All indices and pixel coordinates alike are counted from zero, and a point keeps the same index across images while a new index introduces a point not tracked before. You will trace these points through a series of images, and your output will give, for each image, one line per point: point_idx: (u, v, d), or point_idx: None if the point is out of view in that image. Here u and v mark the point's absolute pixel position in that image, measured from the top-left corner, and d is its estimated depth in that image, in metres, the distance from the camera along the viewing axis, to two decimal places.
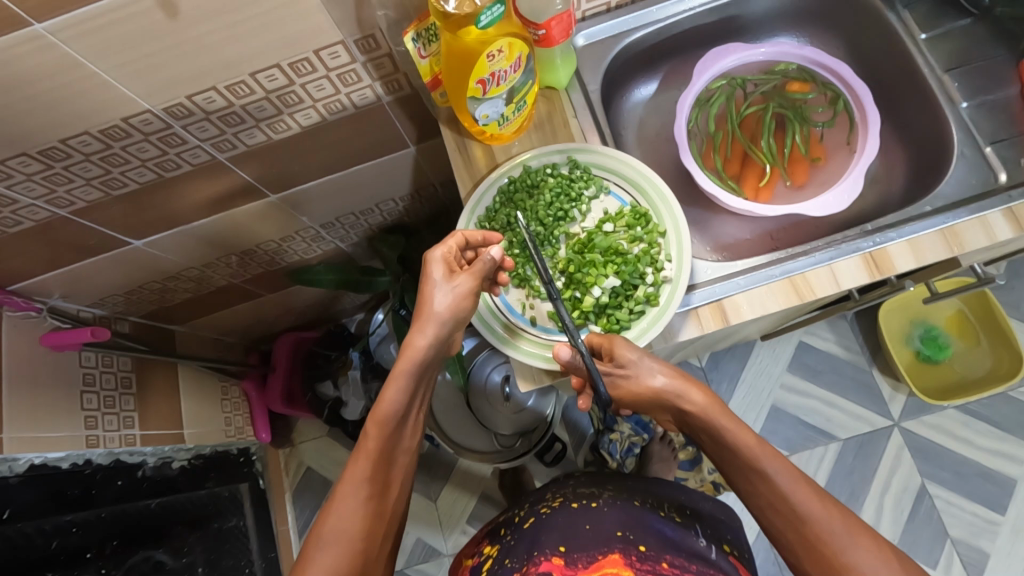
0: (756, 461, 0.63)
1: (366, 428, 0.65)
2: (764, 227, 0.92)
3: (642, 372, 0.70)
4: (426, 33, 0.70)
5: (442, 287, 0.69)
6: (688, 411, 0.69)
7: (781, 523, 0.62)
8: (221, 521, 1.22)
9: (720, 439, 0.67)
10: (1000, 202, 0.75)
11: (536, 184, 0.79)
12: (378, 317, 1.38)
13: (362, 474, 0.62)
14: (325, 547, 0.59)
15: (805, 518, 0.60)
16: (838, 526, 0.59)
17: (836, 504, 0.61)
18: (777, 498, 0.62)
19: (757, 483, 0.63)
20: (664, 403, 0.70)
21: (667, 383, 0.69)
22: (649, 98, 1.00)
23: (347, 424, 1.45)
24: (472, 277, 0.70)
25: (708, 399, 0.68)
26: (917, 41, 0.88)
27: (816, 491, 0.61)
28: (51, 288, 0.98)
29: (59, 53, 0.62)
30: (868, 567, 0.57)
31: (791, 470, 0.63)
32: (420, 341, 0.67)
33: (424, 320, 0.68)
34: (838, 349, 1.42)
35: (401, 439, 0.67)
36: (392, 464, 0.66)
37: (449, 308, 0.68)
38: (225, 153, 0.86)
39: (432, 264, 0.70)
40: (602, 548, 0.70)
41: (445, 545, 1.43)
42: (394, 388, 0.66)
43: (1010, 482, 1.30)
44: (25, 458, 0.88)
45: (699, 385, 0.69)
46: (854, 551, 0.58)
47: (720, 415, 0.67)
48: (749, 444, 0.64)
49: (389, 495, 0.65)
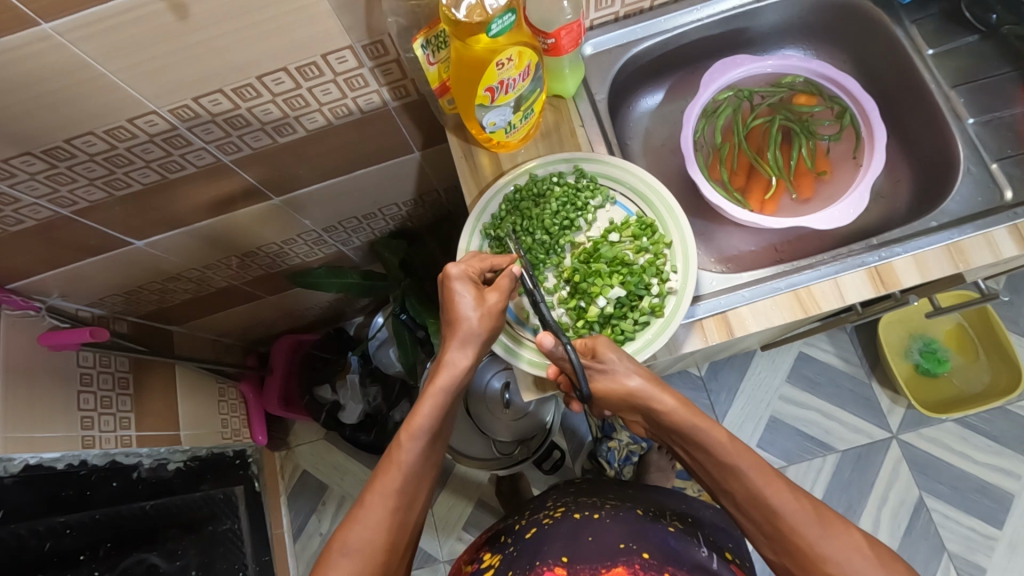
0: (727, 459, 0.63)
1: (400, 438, 0.66)
2: (768, 240, 0.92)
3: (617, 371, 0.69)
4: (436, 41, 0.70)
5: (472, 306, 0.69)
6: (659, 413, 0.68)
7: (758, 518, 0.62)
8: (215, 523, 1.22)
9: (692, 440, 0.66)
10: (1005, 219, 0.75)
11: (542, 193, 0.78)
12: (377, 320, 1.38)
13: (392, 485, 0.63)
14: (350, 554, 0.60)
15: (779, 513, 0.60)
16: (811, 518, 0.59)
17: (809, 497, 0.61)
18: (752, 495, 0.62)
19: (732, 481, 0.63)
20: (636, 404, 0.69)
21: (642, 385, 0.68)
22: (654, 108, 1.00)
23: (343, 428, 1.42)
24: (502, 296, 0.70)
25: (678, 401, 0.67)
26: (924, 56, 0.88)
27: (788, 484, 0.62)
28: (51, 287, 0.97)
29: (66, 53, 0.62)
30: (841, 556, 0.57)
31: (763, 466, 0.63)
32: (460, 360, 0.69)
33: (460, 338, 0.69)
34: (837, 360, 1.42)
35: (433, 454, 0.68)
36: (422, 478, 0.66)
37: (483, 329, 0.69)
38: (230, 155, 0.85)
39: (454, 282, 0.69)
40: (607, 561, 0.70)
41: (440, 551, 1.42)
42: (431, 403, 0.67)
43: (1007, 497, 1.30)
44: (20, 458, 0.87)
45: (668, 389, 0.68)
46: (827, 542, 0.58)
47: (690, 416, 0.66)
48: (721, 442, 0.64)
49: (415, 508, 0.65)
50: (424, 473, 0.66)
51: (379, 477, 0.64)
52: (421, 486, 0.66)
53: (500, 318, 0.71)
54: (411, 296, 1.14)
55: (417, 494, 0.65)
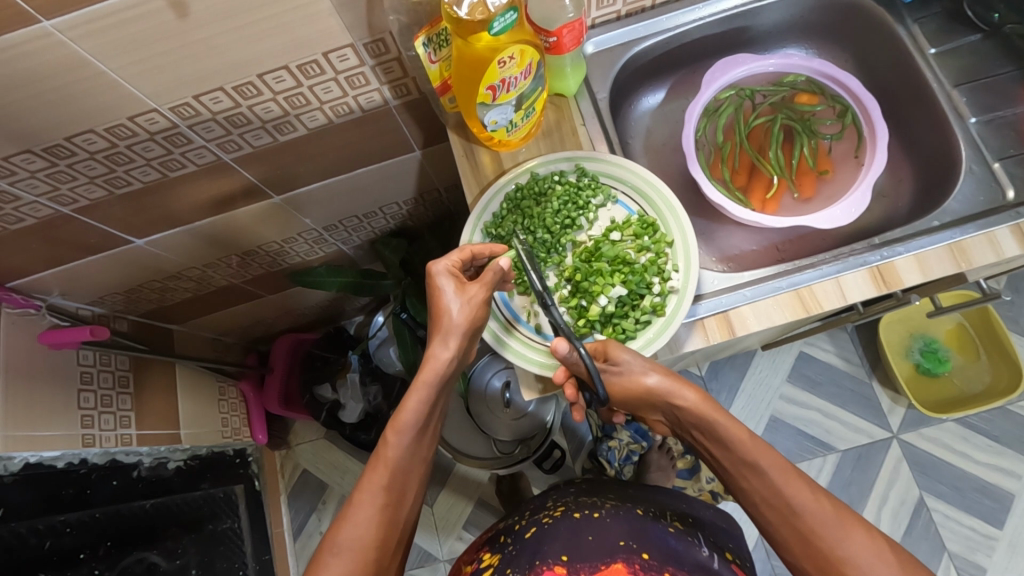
0: (748, 456, 0.63)
1: (386, 436, 0.65)
2: (770, 239, 0.92)
3: (632, 369, 0.69)
4: (437, 38, 0.70)
5: (454, 299, 0.69)
6: (681, 408, 0.68)
7: (775, 518, 0.62)
8: (215, 522, 1.22)
9: (713, 436, 0.66)
10: (1008, 218, 0.75)
11: (543, 192, 0.78)
12: (377, 320, 1.39)
13: (379, 481, 0.63)
14: (338, 552, 0.59)
15: (799, 512, 0.60)
16: (831, 518, 0.59)
17: (829, 497, 0.61)
18: (771, 493, 0.62)
19: (751, 479, 0.63)
20: (656, 401, 0.69)
21: (660, 382, 0.68)
22: (656, 107, 1.00)
23: (343, 427, 1.42)
24: (484, 287, 0.70)
25: (700, 397, 0.67)
26: (926, 55, 0.88)
27: (808, 483, 0.61)
28: (51, 285, 0.97)
29: (67, 51, 0.62)
30: (862, 558, 0.57)
31: (784, 465, 0.62)
32: (442, 353, 0.68)
33: (442, 331, 0.68)
34: (838, 360, 1.42)
35: (421, 449, 0.67)
36: (410, 474, 0.66)
37: (464, 320, 0.69)
38: (230, 153, 0.85)
39: (438, 277, 0.70)
40: (606, 558, 0.70)
41: (440, 550, 1.42)
42: (415, 398, 0.67)
43: (1008, 497, 1.30)
44: (20, 457, 0.87)
45: (690, 384, 0.69)
46: (848, 543, 0.58)
47: (713, 411, 0.66)
48: (741, 439, 0.64)
49: (404, 504, 0.65)
50: (412, 469, 0.66)
51: (368, 475, 0.64)
52: (410, 482, 0.66)
53: (484, 310, 0.71)
54: (412, 295, 1.15)
55: (406, 490, 0.65)
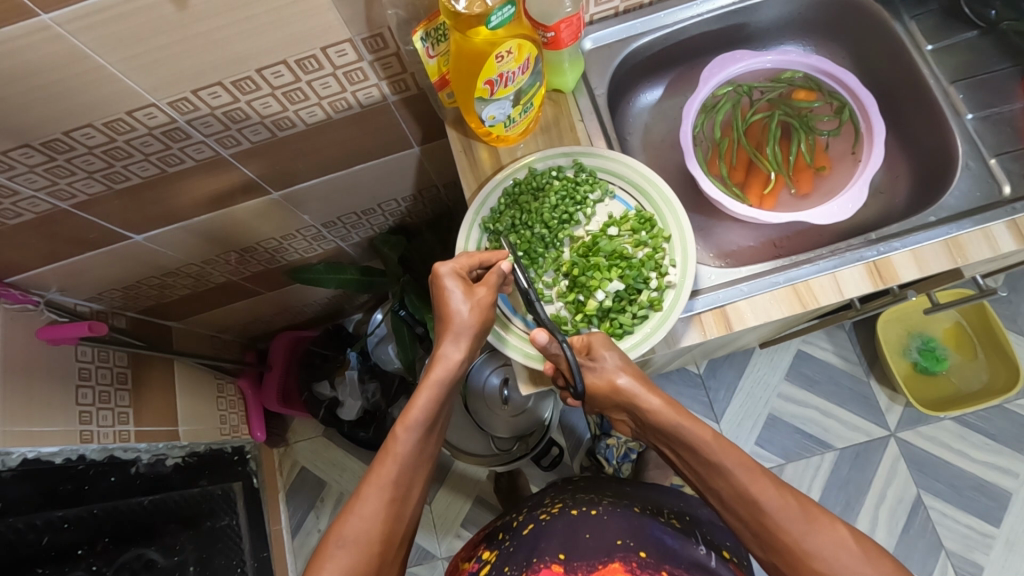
0: (714, 457, 0.63)
1: (395, 430, 0.65)
2: (767, 235, 0.93)
3: (606, 367, 0.69)
4: (435, 33, 0.70)
5: (463, 300, 0.69)
6: (646, 412, 0.68)
7: (746, 517, 0.61)
8: (213, 519, 1.22)
9: (678, 438, 0.66)
10: (1004, 214, 0.76)
11: (542, 187, 0.79)
12: (377, 317, 1.36)
13: (386, 477, 0.63)
14: (344, 546, 0.60)
15: (765, 510, 0.60)
16: (796, 515, 0.59)
17: (795, 493, 0.61)
18: (737, 493, 0.61)
19: (716, 477, 0.63)
20: (623, 403, 0.70)
21: (629, 383, 0.68)
22: (653, 104, 1.00)
23: (341, 424, 1.42)
24: (491, 291, 0.71)
25: (664, 399, 0.68)
26: (923, 52, 0.88)
27: (774, 480, 0.61)
28: (49, 281, 0.97)
29: (66, 45, 0.62)
30: (826, 552, 0.57)
31: (749, 464, 0.62)
32: (453, 353, 0.69)
33: (454, 332, 0.69)
34: (835, 358, 1.42)
35: (428, 446, 0.67)
36: (417, 470, 0.66)
37: (474, 322, 0.70)
38: (229, 149, 0.85)
39: (444, 279, 0.70)
40: (604, 558, 0.69)
41: (439, 548, 1.42)
42: (427, 395, 0.67)
43: (1004, 495, 1.30)
44: (18, 452, 0.87)
45: (655, 388, 0.69)
46: (813, 538, 0.58)
47: (676, 415, 0.66)
48: (708, 440, 0.64)
49: (410, 501, 0.65)
50: (420, 466, 0.66)
51: (375, 469, 0.64)
52: (416, 479, 0.66)
53: (492, 312, 0.72)
54: (411, 292, 1.14)
55: (412, 487, 0.65)
